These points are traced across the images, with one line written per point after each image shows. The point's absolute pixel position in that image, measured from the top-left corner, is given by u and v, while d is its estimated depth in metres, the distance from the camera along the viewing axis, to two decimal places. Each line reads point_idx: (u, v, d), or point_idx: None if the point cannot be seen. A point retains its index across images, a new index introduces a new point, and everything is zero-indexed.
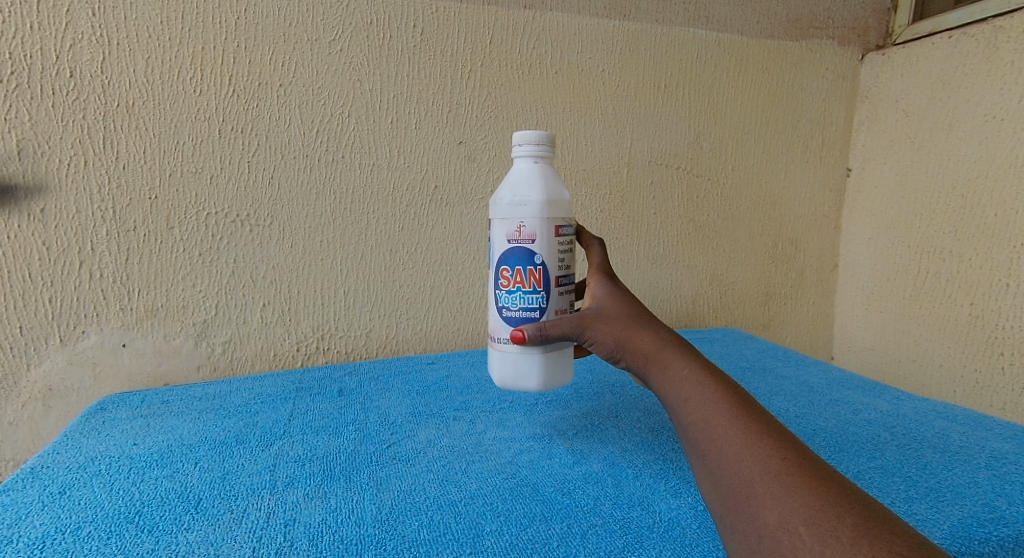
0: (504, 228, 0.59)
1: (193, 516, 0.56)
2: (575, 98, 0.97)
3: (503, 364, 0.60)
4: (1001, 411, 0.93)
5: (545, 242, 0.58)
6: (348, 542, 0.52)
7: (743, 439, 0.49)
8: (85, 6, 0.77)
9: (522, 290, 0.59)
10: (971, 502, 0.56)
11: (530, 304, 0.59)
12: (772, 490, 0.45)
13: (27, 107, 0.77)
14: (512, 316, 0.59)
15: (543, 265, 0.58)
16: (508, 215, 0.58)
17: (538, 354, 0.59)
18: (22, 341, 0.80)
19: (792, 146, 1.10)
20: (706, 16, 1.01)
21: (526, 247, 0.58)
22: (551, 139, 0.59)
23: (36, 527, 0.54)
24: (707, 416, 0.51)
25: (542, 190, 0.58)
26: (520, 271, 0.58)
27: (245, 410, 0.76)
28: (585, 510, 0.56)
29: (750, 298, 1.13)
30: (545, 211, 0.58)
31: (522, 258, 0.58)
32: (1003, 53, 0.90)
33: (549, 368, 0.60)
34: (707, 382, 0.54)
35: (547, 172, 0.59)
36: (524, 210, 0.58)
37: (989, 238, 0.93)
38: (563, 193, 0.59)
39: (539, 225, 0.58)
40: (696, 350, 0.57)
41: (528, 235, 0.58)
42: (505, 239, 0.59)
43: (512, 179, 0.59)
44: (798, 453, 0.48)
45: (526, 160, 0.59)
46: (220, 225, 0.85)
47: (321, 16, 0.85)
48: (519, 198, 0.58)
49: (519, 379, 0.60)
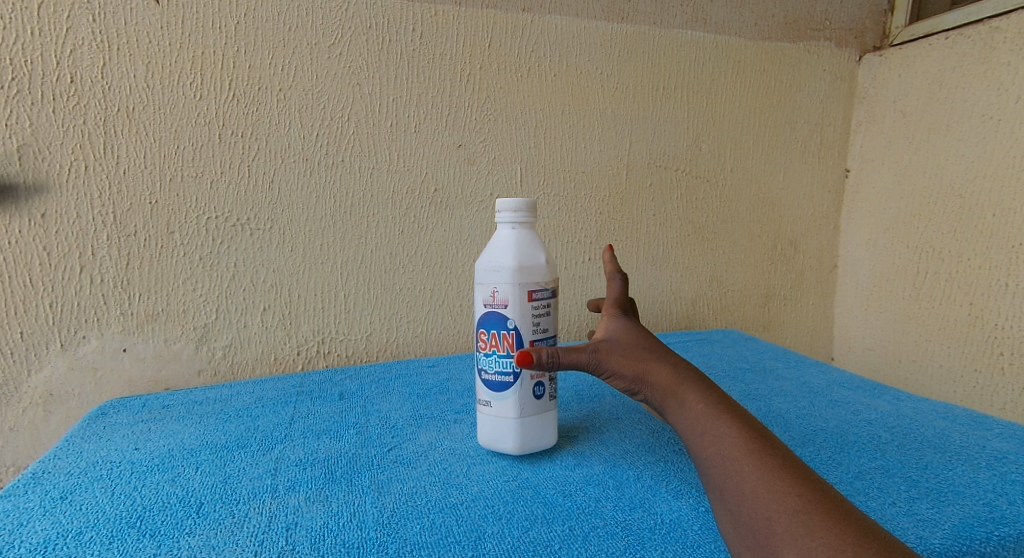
0: (481, 291, 0.60)
1: (194, 520, 0.56)
2: (575, 101, 0.97)
3: (484, 425, 0.63)
4: (1001, 410, 0.93)
5: (517, 307, 0.58)
6: (351, 545, 0.52)
7: (760, 476, 0.49)
8: (85, 11, 0.77)
9: (497, 354, 0.60)
10: (971, 502, 0.56)
11: (504, 369, 0.59)
12: (791, 530, 0.46)
13: (27, 113, 0.77)
14: (489, 379, 0.60)
15: (515, 331, 0.59)
16: (483, 281, 0.60)
17: (514, 421, 0.61)
18: (23, 347, 0.81)
19: (790, 147, 1.10)
20: (704, 18, 1.02)
21: (500, 312, 0.59)
22: (529, 205, 0.59)
23: (37, 532, 0.54)
24: (723, 451, 0.52)
25: (516, 256, 0.58)
26: (495, 336, 0.60)
27: (246, 415, 0.76)
28: (587, 512, 0.56)
29: (749, 300, 1.13)
30: (517, 278, 0.58)
31: (496, 323, 0.59)
32: (999, 53, 0.91)
33: (526, 431, 0.61)
34: (722, 417, 0.54)
35: (525, 237, 0.59)
36: (497, 276, 0.59)
37: (987, 238, 0.94)
38: (540, 257, 0.59)
39: (511, 291, 0.58)
40: (711, 384, 0.58)
41: (501, 300, 0.59)
42: (481, 304, 0.60)
43: (491, 242, 0.60)
44: (816, 491, 0.48)
45: (505, 225, 0.60)
46: (221, 229, 0.85)
47: (321, 21, 0.85)
48: (494, 264, 0.59)
49: (498, 441, 0.62)
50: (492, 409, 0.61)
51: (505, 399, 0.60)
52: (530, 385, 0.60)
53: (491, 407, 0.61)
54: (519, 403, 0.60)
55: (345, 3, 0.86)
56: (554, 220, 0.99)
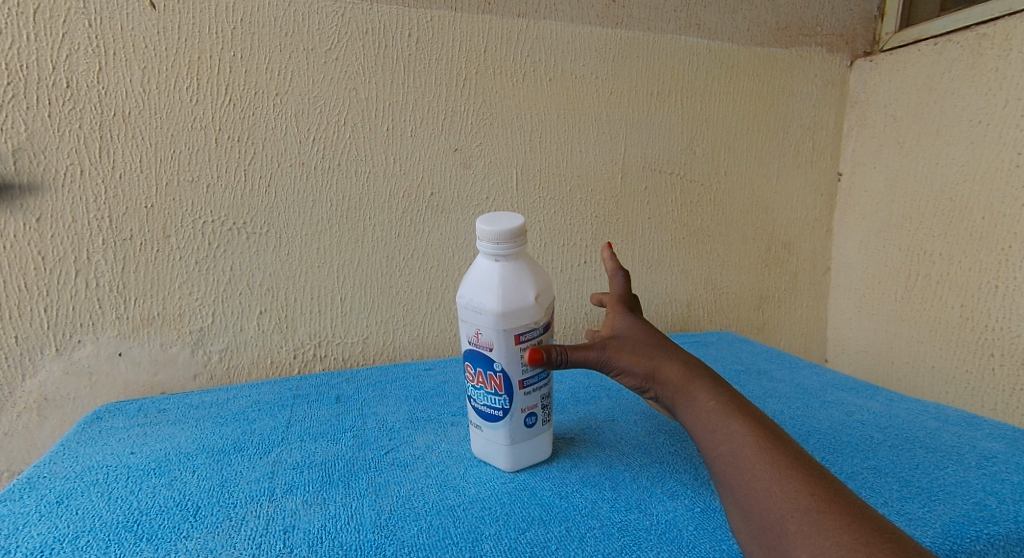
0: (467, 329, 0.59)
1: (191, 524, 0.56)
2: (570, 105, 0.98)
3: (477, 444, 0.64)
4: (992, 411, 0.94)
5: (503, 350, 0.58)
6: (348, 548, 0.53)
7: (773, 474, 0.50)
8: (81, 16, 0.77)
9: (485, 390, 0.60)
10: (962, 501, 0.57)
11: (493, 405, 0.59)
12: (803, 528, 0.46)
13: (23, 118, 0.77)
14: (479, 410, 0.61)
15: (502, 372, 0.58)
16: (468, 319, 0.59)
17: (504, 447, 0.61)
18: (18, 351, 0.80)
19: (783, 151, 1.11)
20: (697, 23, 1.03)
21: (485, 353, 0.59)
22: (514, 241, 0.57)
23: (33, 538, 0.54)
24: (735, 449, 0.53)
25: (499, 299, 0.57)
26: (481, 373, 0.59)
27: (243, 418, 0.76)
28: (583, 513, 0.56)
29: (744, 302, 1.14)
30: (500, 321, 0.57)
31: (482, 362, 0.59)
32: (987, 59, 0.92)
33: (517, 455, 0.62)
34: (733, 414, 0.55)
35: (508, 277, 0.57)
36: (481, 317, 0.58)
37: (976, 241, 0.95)
38: (526, 298, 0.57)
39: (496, 335, 0.57)
40: (721, 381, 0.59)
41: (485, 343, 0.58)
42: (467, 341, 0.60)
43: (475, 279, 0.59)
44: (829, 490, 0.48)
45: (489, 262, 0.58)
46: (217, 233, 0.86)
47: (317, 26, 0.86)
48: (477, 305, 0.58)
49: (490, 460, 0.63)
50: (484, 433, 0.62)
51: (496, 427, 0.61)
52: (520, 417, 0.60)
53: (482, 431, 0.62)
54: (510, 432, 0.61)
55: (341, 8, 0.86)
56: (549, 223, 0.99)
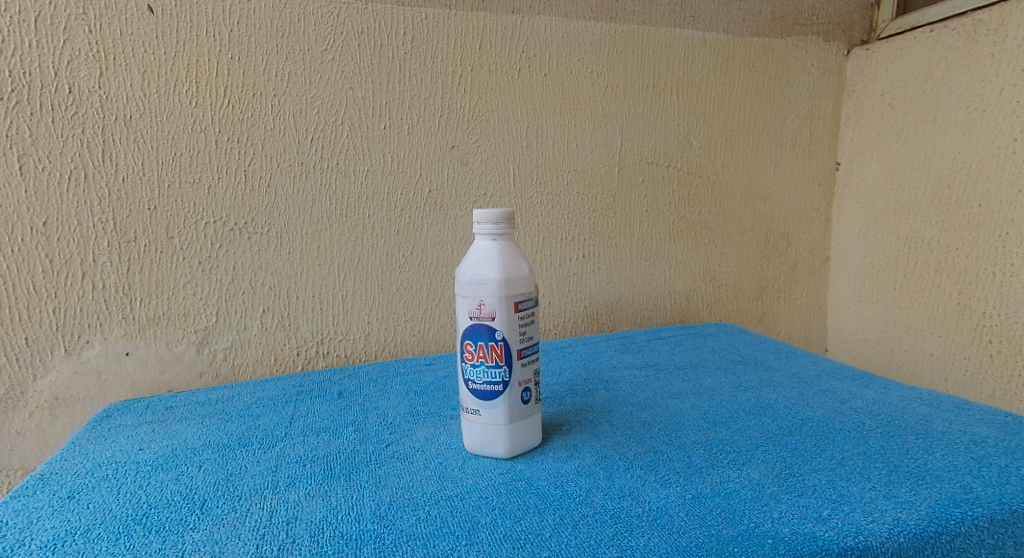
0: (467, 305, 0.61)
1: (197, 516, 0.57)
2: (565, 100, 0.99)
3: (472, 432, 0.64)
4: (990, 398, 0.95)
5: (505, 318, 0.60)
6: (348, 537, 0.54)
7: None
8: (82, 23, 0.79)
9: (485, 364, 0.60)
10: (950, 484, 0.58)
11: (493, 379, 0.60)
12: None
13: (27, 124, 0.79)
14: (477, 389, 0.61)
15: (504, 341, 0.60)
16: (468, 293, 0.60)
17: (504, 427, 0.62)
18: (28, 352, 0.82)
19: (780, 142, 1.12)
20: (692, 16, 1.03)
21: (487, 324, 0.60)
22: (511, 218, 0.61)
23: (47, 530, 0.56)
24: None
25: (500, 268, 0.60)
26: (482, 346, 0.60)
27: (248, 414, 0.78)
28: (577, 501, 0.57)
29: (743, 293, 1.14)
30: (503, 289, 0.59)
31: (483, 335, 0.60)
32: (982, 46, 0.92)
33: (516, 435, 0.63)
34: None
35: (507, 249, 0.61)
36: (484, 289, 0.60)
37: (974, 228, 0.95)
38: (523, 268, 0.61)
39: (497, 303, 0.60)
40: None
41: (488, 312, 0.60)
42: (467, 316, 0.61)
43: (473, 255, 0.61)
44: None
45: (486, 238, 0.61)
46: (219, 233, 0.87)
47: (313, 27, 0.87)
48: (479, 277, 0.60)
49: (487, 447, 0.64)
50: (480, 417, 0.62)
51: (495, 407, 0.61)
52: (518, 392, 0.61)
53: (479, 415, 0.62)
54: (509, 410, 0.62)
55: (337, 8, 0.87)
56: (547, 218, 1.00)
